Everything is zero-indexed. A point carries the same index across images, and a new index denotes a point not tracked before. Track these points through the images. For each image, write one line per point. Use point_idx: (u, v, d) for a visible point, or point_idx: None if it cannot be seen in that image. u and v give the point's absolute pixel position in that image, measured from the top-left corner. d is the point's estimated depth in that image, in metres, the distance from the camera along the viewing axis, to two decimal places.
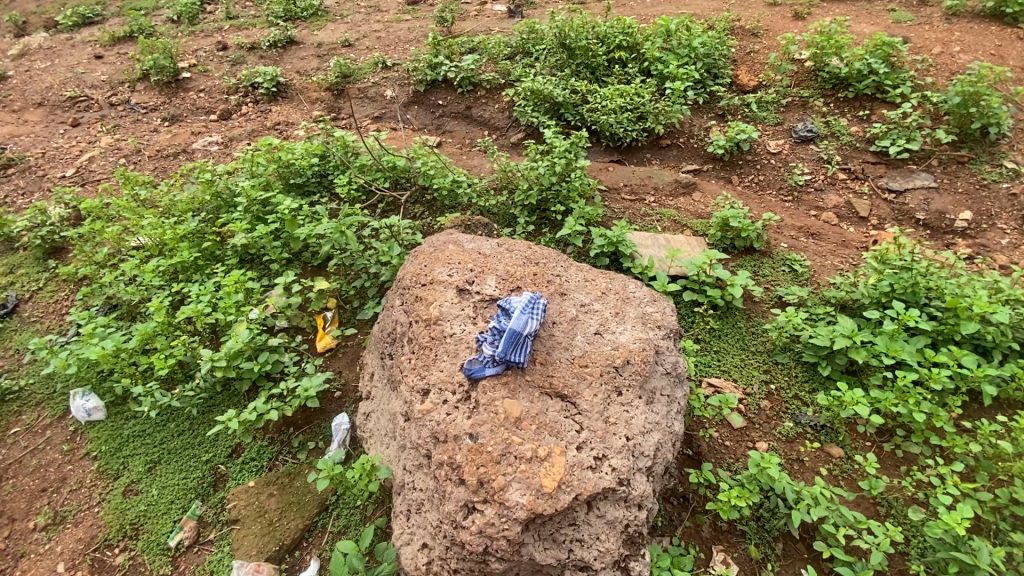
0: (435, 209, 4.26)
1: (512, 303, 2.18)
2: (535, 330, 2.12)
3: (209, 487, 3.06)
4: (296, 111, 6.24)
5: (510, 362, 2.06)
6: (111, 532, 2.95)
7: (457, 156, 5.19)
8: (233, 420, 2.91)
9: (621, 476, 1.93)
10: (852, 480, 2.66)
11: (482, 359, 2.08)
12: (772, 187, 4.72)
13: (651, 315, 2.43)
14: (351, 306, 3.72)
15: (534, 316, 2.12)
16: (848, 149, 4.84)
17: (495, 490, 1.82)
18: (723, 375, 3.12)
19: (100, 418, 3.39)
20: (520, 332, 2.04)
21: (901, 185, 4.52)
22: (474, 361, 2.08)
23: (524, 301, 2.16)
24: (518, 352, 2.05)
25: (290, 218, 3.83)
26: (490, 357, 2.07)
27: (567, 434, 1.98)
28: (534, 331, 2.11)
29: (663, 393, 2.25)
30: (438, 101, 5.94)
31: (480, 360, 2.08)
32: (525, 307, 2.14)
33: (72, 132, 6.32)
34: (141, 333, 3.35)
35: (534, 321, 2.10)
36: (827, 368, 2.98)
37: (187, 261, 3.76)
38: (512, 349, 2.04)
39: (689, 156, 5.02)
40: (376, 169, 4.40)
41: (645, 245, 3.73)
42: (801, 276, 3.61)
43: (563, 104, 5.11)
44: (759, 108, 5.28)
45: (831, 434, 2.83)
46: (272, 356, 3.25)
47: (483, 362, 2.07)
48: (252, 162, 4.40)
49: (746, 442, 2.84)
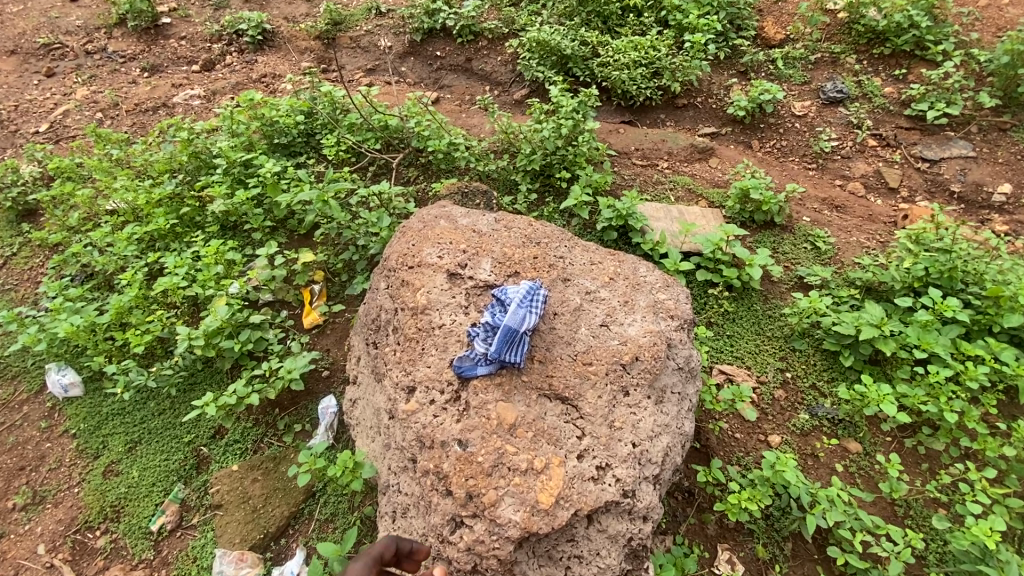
0: (431, 174, 3.95)
1: (508, 292, 1.90)
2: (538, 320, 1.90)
3: (192, 470, 2.92)
4: (283, 62, 5.80)
5: (505, 361, 1.84)
6: (91, 514, 2.85)
7: (455, 114, 4.82)
8: (211, 405, 2.73)
9: (626, 487, 1.75)
10: (869, 478, 2.51)
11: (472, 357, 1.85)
12: (795, 153, 4.37)
13: (664, 303, 2.19)
14: (339, 279, 3.48)
15: (538, 306, 1.88)
16: (880, 112, 4.45)
17: (485, 505, 1.64)
18: (736, 362, 2.90)
19: (77, 395, 3.24)
20: (519, 328, 1.81)
21: (936, 153, 4.18)
22: (464, 358, 1.86)
23: (522, 290, 1.89)
24: (515, 351, 1.83)
25: (273, 182, 3.55)
26: (482, 356, 1.84)
27: (567, 442, 1.78)
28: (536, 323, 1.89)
29: (674, 391, 2.05)
30: (435, 53, 5.49)
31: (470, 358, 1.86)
32: (524, 297, 1.87)
33: (47, 84, 5.93)
34: (115, 307, 3.13)
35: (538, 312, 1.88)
36: (850, 358, 2.76)
37: (163, 228, 3.50)
38: (508, 349, 1.82)
39: (706, 118, 4.63)
40: (366, 128, 4.06)
41: (658, 217, 3.44)
42: (823, 254, 3.34)
43: (572, 57, 4.67)
44: (785, 65, 4.84)
45: (849, 429, 2.65)
46: (255, 334, 3.05)
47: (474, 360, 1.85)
48: (233, 119, 4.07)
49: (758, 435, 2.67)
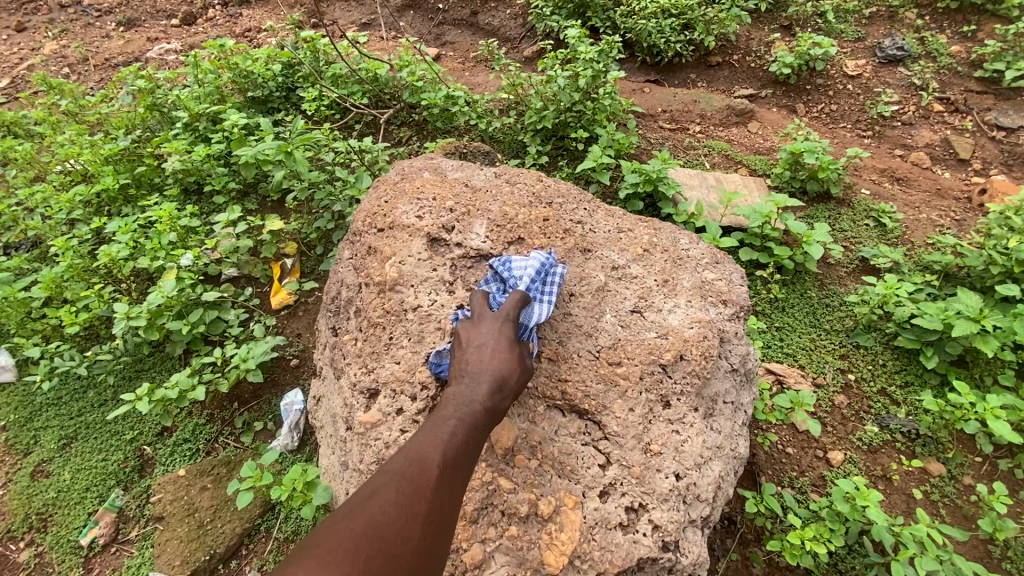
0: (426, 133, 3.41)
1: (514, 266, 1.42)
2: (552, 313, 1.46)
3: (133, 474, 2.47)
4: (270, 16, 5.26)
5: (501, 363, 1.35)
6: (14, 522, 2.40)
7: (457, 72, 4.27)
8: (145, 399, 2.25)
9: (668, 539, 1.25)
10: (957, 509, 2.00)
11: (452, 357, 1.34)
12: (847, 119, 3.78)
13: (713, 285, 1.68)
14: (314, 252, 2.98)
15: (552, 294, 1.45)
16: (946, 74, 3.84)
17: (468, 564, 1.17)
18: (786, 360, 2.38)
19: (9, 380, 2.78)
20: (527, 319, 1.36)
21: (1014, 121, 3.57)
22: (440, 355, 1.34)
23: (532, 266, 1.42)
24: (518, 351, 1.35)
25: (239, 137, 3.03)
26: None
27: (585, 473, 1.29)
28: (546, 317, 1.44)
29: (727, 401, 1.54)
30: (437, 5, 4.92)
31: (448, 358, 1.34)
32: (536, 277, 1.42)
33: (15, 38, 5.44)
34: (47, 279, 2.66)
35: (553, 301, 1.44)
36: (934, 359, 2.23)
37: (112, 189, 3.01)
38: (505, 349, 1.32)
39: (743, 78, 4.04)
40: (353, 81, 3.53)
41: (691, 185, 2.90)
42: (890, 233, 2.79)
43: (590, 6, 4.09)
44: (836, 19, 4.22)
45: (930, 446, 2.13)
46: (209, 315, 2.57)
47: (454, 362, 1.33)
48: (200, 68, 3.56)
49: (816, 451, 2.16)
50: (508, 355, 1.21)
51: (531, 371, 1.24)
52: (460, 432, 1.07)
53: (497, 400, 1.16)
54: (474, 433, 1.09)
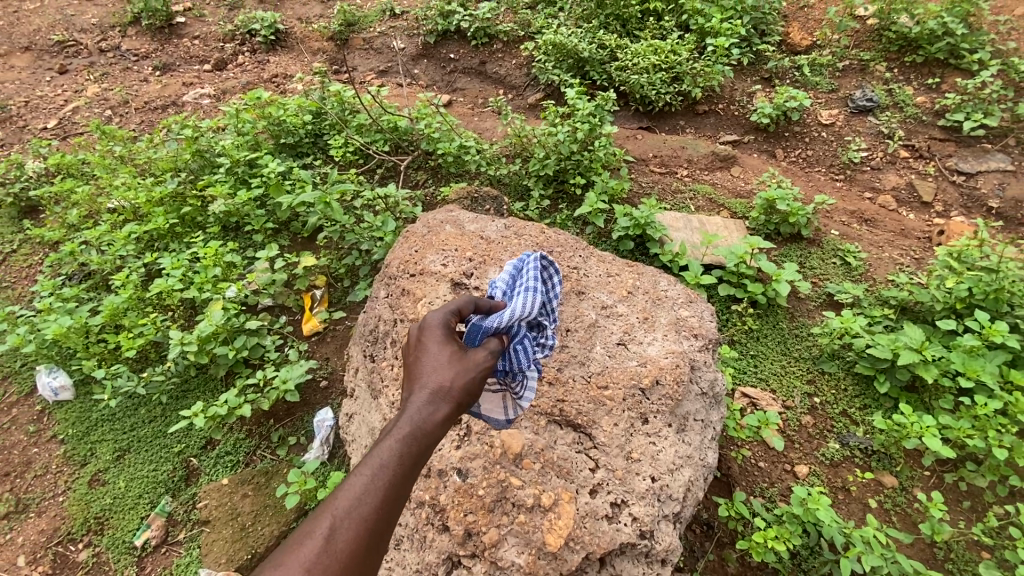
0: (440, 178, 3.80)
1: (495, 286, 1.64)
2: (533, 310, 1.49)
3: (180, 482, 2.77)
4: (295, 62, 5.72)
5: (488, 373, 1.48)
6: (74, 525, 2.70)
7: (467, 118, 4.70)
8: (200, 415, 2.59)
9: (644, 528, 1.57)
10: (907, 516, 2.29)
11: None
12: (821, 164, 4.16)
13: (687, 321, 2.03)
14: (341, 284, 3.34)
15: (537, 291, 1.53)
16: (912, 123, 4.19)
17: (486, 545, 1.49)
18: (760, 385, 2.70)
19: (68, 398, 3.12)
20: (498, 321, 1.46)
21: (973, 167, 3.92)
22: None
23: (504, 281, 1.61)
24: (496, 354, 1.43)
25: (276, 183, 3.43)
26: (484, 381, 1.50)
27: (579, 475, 1.62)
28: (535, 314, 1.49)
29: (697, 418, 1.87)
30: (449, 55, 5.38)
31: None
32: (505, 289, 1.58)
33: (58, 80, 5.88)
34: (108, 308, 3.02)
35: (534, 297, 1.50)
36: (886, 384, 2.55)
37: (162, 228, 3.40)
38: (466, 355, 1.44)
39: (727, 125, 4.44)
40: (375, 130, 3.94)
41: (676, 227, 3.28)
42: (854, 271, 3.13)
43: (589, 61, 4.52)
44: (812, 72, 4.62)
45: (884, 461, 2.44)
46: (251, 341, 2.92)
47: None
48: (239, 118, 3.99)
49: (784, 465, 2.46)
50: (439, 371, 1.29)
51: (469, 376, 1.30)
52: (360, 490, 1.11)
53: (417, 428, 1.22)
54: (378, 483, 1.13)
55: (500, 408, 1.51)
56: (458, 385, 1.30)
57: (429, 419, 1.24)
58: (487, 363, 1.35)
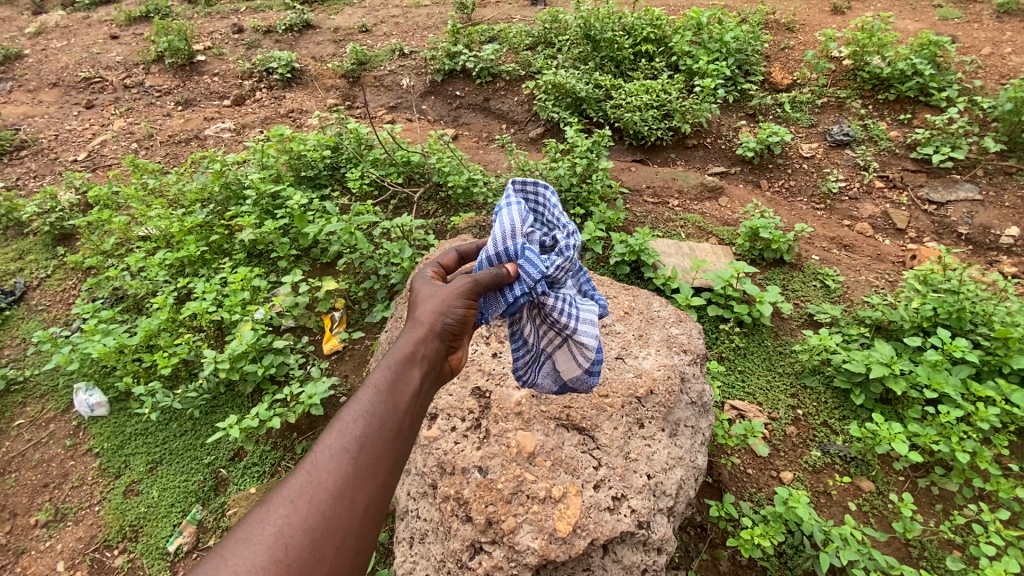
0: (450, 208, 4.09)
1: None
2: (510, 233, 1.72)
3: (210, 492, 2.96)
4: (310, 98, 6.08)
5: (532, 323, 1.77)
6: (110, 532, 2.86)
7: (473, 151, 5.04)
8: (234, 427, 2.82)
9: (641, 519, 1.82)
10: (884, 518, 2.49)
11: (530, 368, 1.88)
12: (803, 194, 4.46)
13: (677, 339, 2.37)
14: (359, 307, 3.59)
15: (507, 208, 1.77)
16: (885, 155, 4.49)
17: (505, 531, 1.75)
18: (747, 398, 2.94)
19: (102, 414, 3.32)
20: (495, 259, 1.74)
21: (943, 196, 4.19)
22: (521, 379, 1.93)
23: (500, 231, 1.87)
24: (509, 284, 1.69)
25: (300, 214, 3.72)
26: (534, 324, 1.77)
27: (584, 472, 1.89)
28: (513, 229, 1.73)
29: (687, 425, 2.15)
30: (455, 92, 5.75)
31: (529, 371, 1.89)
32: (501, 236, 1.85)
33: (85, 114, 6.23)
34: (145, 329, 3.27)
35: (505, 217, 1.75)
36: (861, 396, 2.80)
37: (193, 255, 3.67)
38: (492, 303, 1.72)
39: (715, 158, 4.78)
40: (389, 163, 4.26)
41: (669, 253, 3.57)
42: (833, 292, 3.40)
43: (586, 100, 4.89)
44: (793, 108, 4.95)
45: (862, 467, 2.66)
46: (277, 359, 3.16)
47: (535, 371, 1.86)
48: (263, 153, 4.31)
49: (770, 471, 2.68)
50: (415, 316, 1.56)
51: (443, 310, 1.56)
52: (341, 425, 1.33)
53: (398, 363, 1.46)
54: (359, 415, 1.35)
55: (567, 350, 1.76)
56: (426, 318, 1.56)
57: (409, 353, 1.49)
58: (458, 285, 1.60)
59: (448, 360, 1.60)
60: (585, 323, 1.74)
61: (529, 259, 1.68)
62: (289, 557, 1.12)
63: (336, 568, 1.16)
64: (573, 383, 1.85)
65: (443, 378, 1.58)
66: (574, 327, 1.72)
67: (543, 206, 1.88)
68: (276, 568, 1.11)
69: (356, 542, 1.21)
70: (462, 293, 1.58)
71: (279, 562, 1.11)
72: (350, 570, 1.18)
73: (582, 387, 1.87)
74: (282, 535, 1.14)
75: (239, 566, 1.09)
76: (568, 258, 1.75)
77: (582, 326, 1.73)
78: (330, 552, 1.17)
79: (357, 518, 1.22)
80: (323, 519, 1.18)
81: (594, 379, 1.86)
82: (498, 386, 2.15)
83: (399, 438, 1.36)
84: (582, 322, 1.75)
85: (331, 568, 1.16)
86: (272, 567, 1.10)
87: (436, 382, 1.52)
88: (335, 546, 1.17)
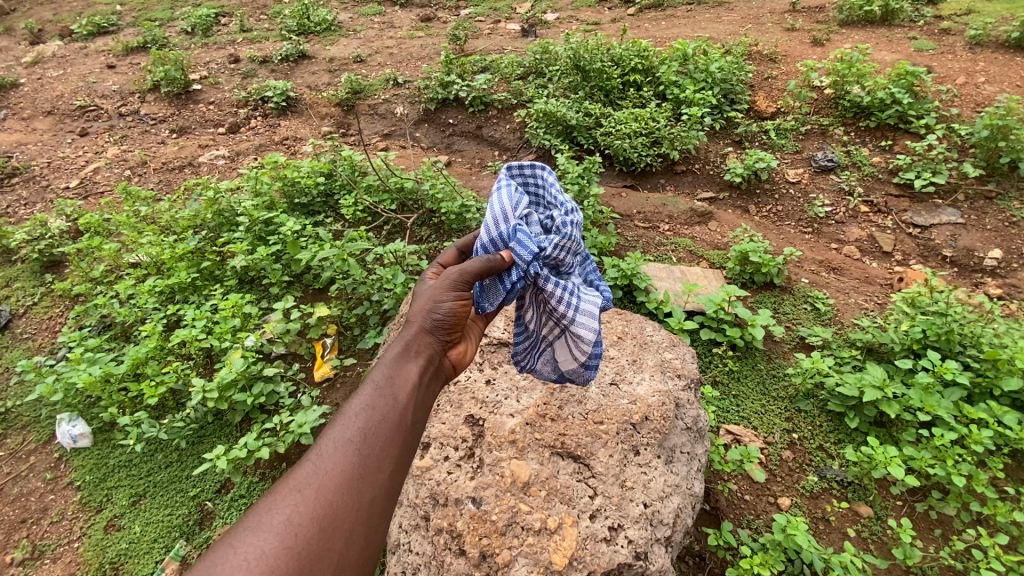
0: (443, 233, 4.11)
1: None
2: (501, 214, 1.81)
3: (195, 525, 2.87)
4: (304, 126, 6.14)
5: (536, 311, 1.85)
6: (89, 571, 2.75)
7: (466, 178, 5.11)
8: (222, 458, 2.76)
9: (638, 550, 1.79)
10: (883, 544, 2.46)
11: (531, 355, 1.96)
12: (791, 218, 4.52)
13: (671, 363, 2.38)
14: (351, 333, 3.57)
15: (498, 192, 1.85)
16: (869, 180, 4.60)
17: (499, 565, 1.73)
18: (742, 423, 2.93)
19: (85, 446, 3.24)
20: (492, 246, 1.82)
21: (926, 220, 4.28)
22: (524, 366, 2.02)
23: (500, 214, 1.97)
24: (506, 270, 1.75)
25: (292, 241, 3.71)
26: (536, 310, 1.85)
27: (580, 501, 1.87)
28: (505, 214, 1.81)
29: (682, 451, 2.15)
30: (448, 120, 5.85)
31: (530, 357, 1.98)
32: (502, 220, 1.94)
33: (79, 142, 6.25)
34: (132, 357, 3.21)
35: (497, 202, 1.83)
36: (855, 420, 2.81)
37: (184, 282, 3.65)
38: (491, 291, 1.79)
39: (704, 183, 4.86)
40: (383, 190, 4.30)
41: (661, 277, 3.61)
42: (823, 315, 3.44)
43: (577, 127, 4.99)
44: (778, 135, 5.06)
45: (859, 492, 2.63)
46: (267, 388, 3.11)
47: (534, 358, 1.95)
48: (257, 180, 4.33)
49: (768, 497, 2.65)
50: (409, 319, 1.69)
51: (434, 309, 1.67)
52: (343, 422, 1.44)
53: (394, 364, 1.57)
54: (358, 411, 1.46)
55: (568, 344, 1.82)
56: (416, 317, 1.68)
57: (404, 353, 1.60)
58: (445, 279, 1.69)
59: (443, 356, 1.70)
60: (584, 312, 1.76)
61: (520, 241, 1.74)
62: (303, 541, 1.23)
63: (345, 554, 1.26)
64: (572, 374, 1.90)
65: (441, 375, 1.68)
66: (572, 315, 1.76)
67: (542, 188, 1.97)
68: (287, 553, 1.20)
69: (362, 530, 1.31)
70: (448, 287, 1.67)
71: (290, 547, 1.21)
72: (357, 555, 1.28)
73: (581, 378, 1.93)
74: (291, 523, 1.24)
75: (252, 552, 1.18)
76: (565, 237, 1.80)
77: (581, 315, 1.76)
78: (337, 540, 1.26)
79: (364, 503, 1.33)
80: (329, 508, 1.28)
81: (592, 370, 1.89)
82: (492, 414, 2.13)
83: (399, 431, 1.46)
84: (582, 313, 1.77)
85: (339, 554, 1.25)
86: (283, 553, 1.20)
87: (431, 378, 1.63)
88: (343, 534, 1.27)
